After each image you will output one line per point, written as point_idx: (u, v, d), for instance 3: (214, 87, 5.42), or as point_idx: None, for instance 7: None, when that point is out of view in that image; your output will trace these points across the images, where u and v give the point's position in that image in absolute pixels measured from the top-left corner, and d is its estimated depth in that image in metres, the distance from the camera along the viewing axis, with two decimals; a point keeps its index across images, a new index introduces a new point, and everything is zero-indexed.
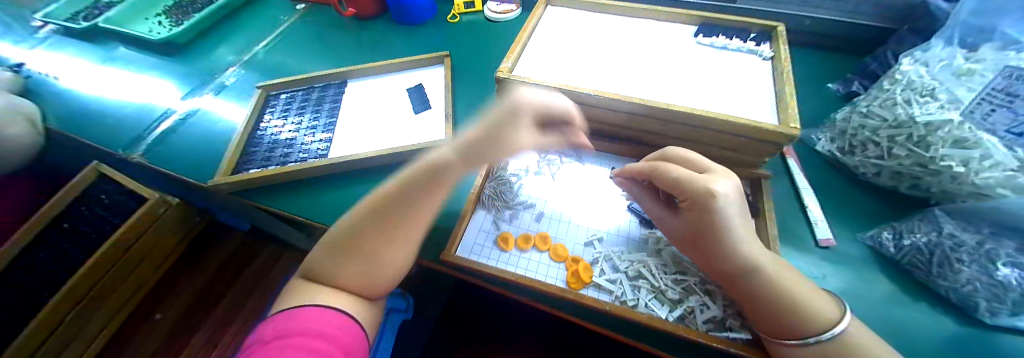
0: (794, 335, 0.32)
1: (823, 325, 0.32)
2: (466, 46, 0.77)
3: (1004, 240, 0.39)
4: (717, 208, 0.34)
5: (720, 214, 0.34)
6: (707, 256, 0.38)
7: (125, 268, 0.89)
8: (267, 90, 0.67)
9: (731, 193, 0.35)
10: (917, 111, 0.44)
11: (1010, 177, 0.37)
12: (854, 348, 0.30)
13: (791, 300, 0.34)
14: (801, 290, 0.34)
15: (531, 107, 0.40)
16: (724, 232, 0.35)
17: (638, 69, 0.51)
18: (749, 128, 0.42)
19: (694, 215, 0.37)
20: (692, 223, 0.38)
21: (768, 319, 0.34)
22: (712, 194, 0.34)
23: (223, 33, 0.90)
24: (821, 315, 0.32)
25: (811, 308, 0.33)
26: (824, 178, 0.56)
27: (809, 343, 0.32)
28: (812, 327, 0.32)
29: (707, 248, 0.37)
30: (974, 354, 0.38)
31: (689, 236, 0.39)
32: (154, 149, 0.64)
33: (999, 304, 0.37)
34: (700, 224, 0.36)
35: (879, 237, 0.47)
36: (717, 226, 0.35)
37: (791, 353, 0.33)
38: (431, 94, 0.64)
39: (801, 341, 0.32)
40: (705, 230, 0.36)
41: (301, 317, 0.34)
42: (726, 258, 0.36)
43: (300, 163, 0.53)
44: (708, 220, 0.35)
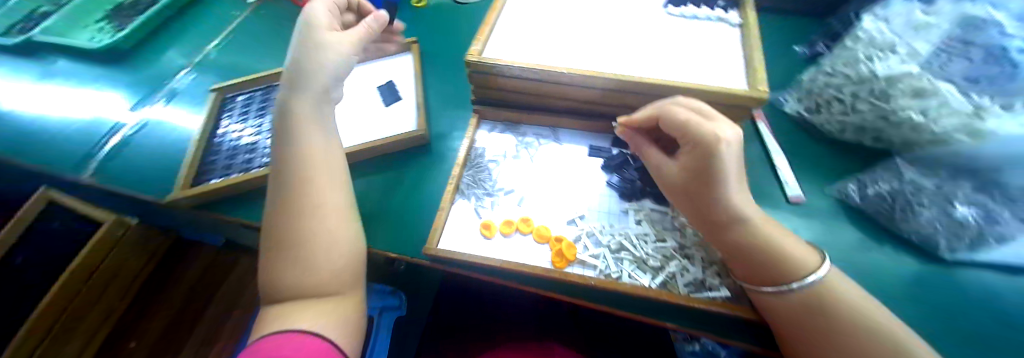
0: (772, 283, 0.34)
1: (803, 274, 0.33)
2: (434, 32, 0.74)
3: (961, 181, 0.41)
4: (721, 153, 0.34)
5: (722, 160, 0.34)
6: (698, 205, 0.38)
7: (88, 297, 0.83)
8: (223, 93, 0.63)
9: (735, 141, 0.34)
10: (879, 66, 0.45)
11: (967, 124, 0.38)
12: (830, 291, 0.32)
13: (774, 252, 0.35)
14: (785, 243, 0.35)
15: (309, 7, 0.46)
16: (721, 179, 0.35)
17: (609, 43, 0.50)
18: (720, 95, 0.42)
19: (695, 160, 0.37)
20: (691, 169, 0.38)
21: (753, 272, 0.35)
22: (717, 139, 0.34)
23: (172, 35, 0.84)
24: (803, 264, 0.34)
25: (793, 258, 0.34)
26: (792, 137, 0.58)
27: (791, 290, 0.33)
28: (793, 275, 0.33)
29: (701, 197, 0.37)
30: (934, 289, 0.41)
31: (683, 185, 0.39)
32: (107, 165, 0.60)
33: (957, 241, 0.41)
34: (700, 169, 0.36)
35: (845, 190, 0.50)
36: (716, 172, 0.35)
37: (770, 301, 0.34)
38: (402, 85, 0.62)
39: (781, 288, 0.33)
40: (702, 176, 0.36)
41: (269, 346, 0.28)
42: (717, 208, 0.36)
43: (264, 168, 0.51)
44: (709, 164, 0.35)
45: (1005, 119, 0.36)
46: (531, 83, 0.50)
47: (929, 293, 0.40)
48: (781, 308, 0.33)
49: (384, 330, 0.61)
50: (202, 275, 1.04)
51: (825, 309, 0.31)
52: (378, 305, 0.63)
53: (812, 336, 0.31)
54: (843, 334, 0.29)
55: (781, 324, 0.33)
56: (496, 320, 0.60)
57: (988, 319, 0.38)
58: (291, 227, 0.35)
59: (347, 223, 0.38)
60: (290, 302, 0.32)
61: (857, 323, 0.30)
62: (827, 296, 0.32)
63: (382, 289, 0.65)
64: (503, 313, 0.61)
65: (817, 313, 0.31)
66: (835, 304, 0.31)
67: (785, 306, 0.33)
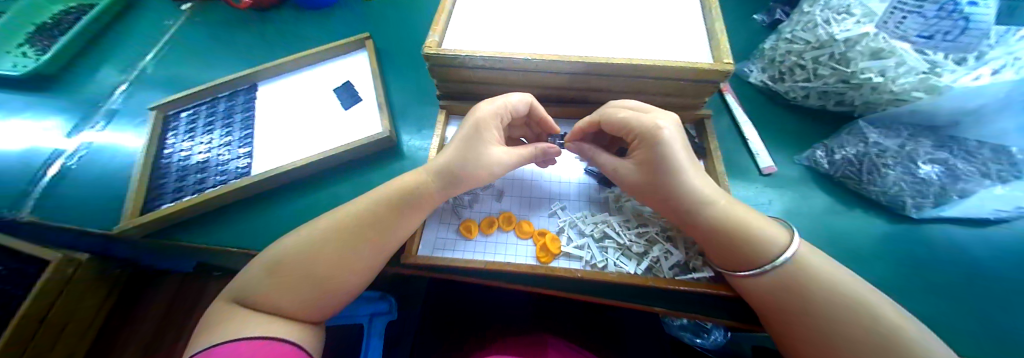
0: (748, 267, 0.34)
1: (774, 253, 0.33)
2: (390, 26, 0.70)
3: (920, 140, 0.44)
4: (664, 139, 0.37)
5: (667, 146, 0.36)
6: (662, 195, 0.38)
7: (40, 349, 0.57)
8: (163, 110, 0.59)
9: (673, 128, 0.38)
10: (837, 29, 0.45)
11: (923, 80, 0.39)
12: (803, 263, 0.32)
13: (744, 233, 0.35)
14: (755, 223, 0.35)
15: (496, 115, 0.41)
16: (675, 163, 0.36)
17: (571, 25, 0.48)
18: (686, 71, 0.41)
19: (644, 154, 0.38)
20: (642, 162, 0.39)
21: (728, 257, 0.35)
22: (656, 128, 0.37)
23: (105, 53, 0.76)
24: (773, 241, 0.34)
25: (763, 237, 0.34)
26: (759, 108, 0.58)
27: (767, 271, 0.33)
28: (766, 255, 0.33)
29: (662, 186, 0.37)
30: (896, 246, 0.43)
31: (642, 181, 0.39)
32: (46, 201, 0.55)
33: (922, 199, 0.42)
34: (650, 161, 0.37)
35: (814, 157, 0.50)
36: (667, 158, 0.36)
37: (746, 282, 0.34)
38: (361, 84, 0.58)
39: (761, 269, 0.33)
40: (655, 166, 0.37)
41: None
42: (681, 193, 0.37)
43: (218, 187, 0.48)
44: (657, 152, 0.37)
45: (960, 73, 0.37)
46: (497, 73, 0.47)
47: (892, 249, 0.43)
48: (762, 289, 0.33)
49: (376, 339, 0.54)
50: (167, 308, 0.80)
51: (800, 285, 0.31)
52: (366, 312, 0.56)
53: (789, 313, 0.31)
54: (817, 311, 0.30)
55: (759, 304, 0.34)
56: (486, 318, 0.60)
57: (941, 267, 0.42)
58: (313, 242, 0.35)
59: (367, 234, 0.37)
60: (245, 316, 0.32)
61: (829, 299, 0.30)
62: (799, 271, 0.32)
63: (371, 295, 0.58)
64: (492, 311, 0.61)
65: (792, 291, 0.31)
66: (808, 280, 0.31)
67: (762, 285, 0.33)
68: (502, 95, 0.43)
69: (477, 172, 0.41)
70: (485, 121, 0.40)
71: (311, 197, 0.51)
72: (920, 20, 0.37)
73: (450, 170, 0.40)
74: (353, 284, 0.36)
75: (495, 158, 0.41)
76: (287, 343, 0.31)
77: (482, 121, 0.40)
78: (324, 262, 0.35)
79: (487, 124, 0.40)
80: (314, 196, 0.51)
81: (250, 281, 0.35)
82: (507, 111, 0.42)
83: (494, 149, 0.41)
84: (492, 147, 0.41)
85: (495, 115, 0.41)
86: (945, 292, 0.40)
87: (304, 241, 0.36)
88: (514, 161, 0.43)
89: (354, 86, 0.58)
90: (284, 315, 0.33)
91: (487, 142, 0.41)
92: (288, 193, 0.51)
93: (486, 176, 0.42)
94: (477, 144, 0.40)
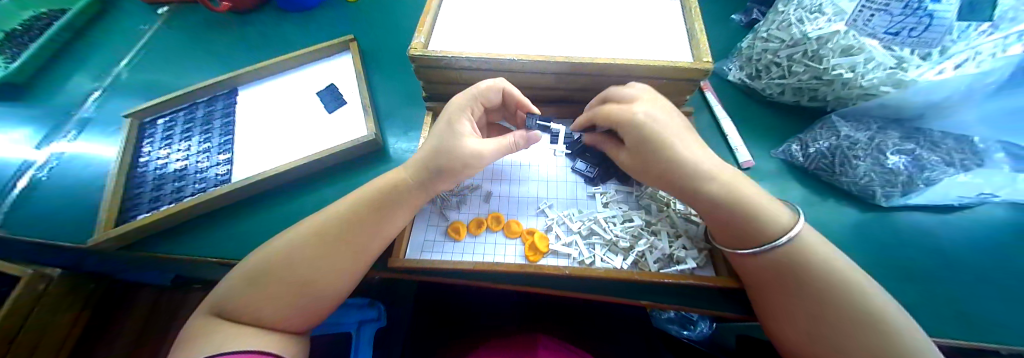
0: (752, 245, 0.35)
1: (778, 231, 0.34)
2: (374, 28, 0.70)
3: (889, 133, 0.46)
4: (639, 123, 0.38)
5: (644, 126, 0.38)
6: (659, 174, 0.39)
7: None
8: (139, 117, 0.57)
9: (648, 109, 0.39)
10: (809, 28, 0.48)
11: (890, 75, 0.42)
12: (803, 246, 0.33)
13: (750, 209, 0.35)
14: (765, 200, 0.36)
15: (466, 107, 0.42)
16: (657, 141, 0.38)
17: (554, 26, 0.49)
18: (666, 70, 0.42)
19: (630, 139, 0.40)
20: (632, 147, 0.40)
21: (730, 231, 0.36)
22: (630, 113, 0.39)
23: (76, 59, 0.74)
24: (782, 221, 0.35)
25: (770, 216, 0.35)
26: (738, 105, 0.60)
27: (770, 250, 0.34)
28: (773, 232, 0.34)
29: (657, 165, 0.39)
30: (869, 235, 0.45)
31: (640, 163, 0.40)
32: (17, 214, 0.53)
33: (891, 188, 0.44)
34: (638, 143, 0.39)
35: (789, 150, 0.52)
36: (648, 137, 0.38)
37: (747, 258, 0.36)
38: (345, 88, 0.58)
39: (763, 248, 0.34)
40: (643, 150, 0.39)
41: None
42: (675, 167, 0.38)
43: (197, 196, 0.47)
44: (638, 136, 0.39)
45: (924, 69, 0.39)
46: (481, 74, 0.47)
47: (865, 237, 0.45)
48: (761, 265, 0.34)
49: (366, 347, 0.54)
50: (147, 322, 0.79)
51: (794, 265, 0.32)
52: (355, 320, 0.55)
53: (777, 289, 0.33)
54: (806, 288, 0.31)
55: (754, 276, 0.35)
56: (475, 319, 0.60)
57: (911, 253, 0.44)
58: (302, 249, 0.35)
59: (356, 239, 0.37)
60: (229, 325, 0.32)
61: (820, 278, 0.31)
62: (799, 252, 0.33)
63: (359, 302, 0.57)
64: (482, 311, 0.61)
65: (786, 269, 0.33)
66: (806, 259, 0.32)
67: (763, 262, 0.34)
68: (472, 86, 0.43)
69: (453, 164, 0.39)
70: (455, 116, 0.41)
71: (296, 203, 0.50)
72: (887, 17, 0.40)
73: (428, 166, 0.40)
74: (342, 289, 0.36)
75: (470, 149, 0.39)
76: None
77: (452, 116, 0.41)
78: (310, 270, 0.34)
79: (458, 118, 0.41)
80: (299, 201, 0.50)
81: (233, 290, 0.34)
82: (476, 101, 0.42)
83: (469, 141, 0.40)
84: (464, 138, 0.40)
85: (465, 108, 0.41)
86: (915, 277, 0.42)
87: (288, 248, 0.36)
88: (494, 150, 0.41)
89: (338, 89, 0.57)
90: (271, 323, 0.32)
91: (461, 134, 0.40)
92: (271, 200, 0.50)
93: (465, 168, 0.40)
94: (451, 136, 0.40)
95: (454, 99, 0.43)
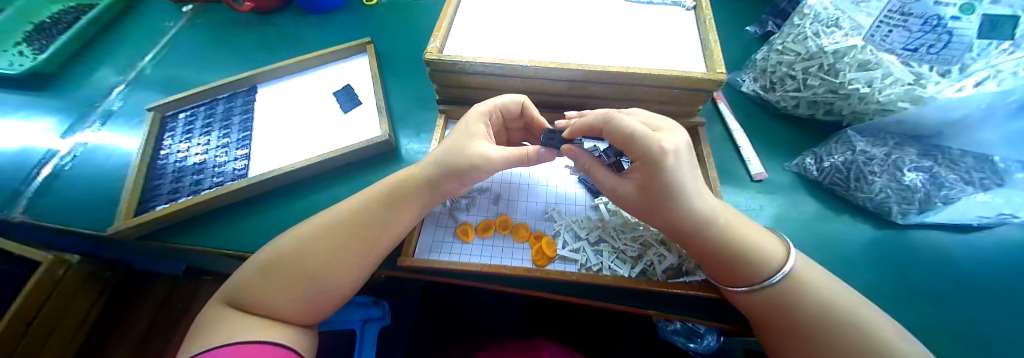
0: (746, 284, 0.35)
1: (770, 268, 0.34)
2: (390, 31, 0.71)
3: (907, 149, 0.45)
4: (669, 170, 0.32)
5: (672, 173, 0.33)
6: (659, 215, 0.37)
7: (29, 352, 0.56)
8: (161, 111, 0.59)
9: (681, 151, 0.33)
10: (826, 42, 0.47)
11: (908, 91, 0.41)
12: (797, 279, 0.33)
13: (741, 248, 0.35)
14: (752, 240, 0.35)
15: (484, 112, 0.42)
16: (676, 192, 0.34)
17: (569, 34, 0.49)
18: (680, 79, 0.42)
19: (645, 179, 0.35)
20: (643, 184, 0.36)
21: (722, 273, 0.36)
22: (664, 154, 0.32)
23: (102, 54, 0.76)
24: (768, 258, 0.34)
25: (760, 252, 0.35)
26: (751, 117, 0.59)
27: (766, 286, 0.33)
28: (763, 271, 0.34)
29: (661, 210, 0.36)
30: (885, 252, 0.44)
31: (642, 201, 0.37)
32: (41, 200, 0.55)
33: (908, 205, 0.44)
34: (654, 186, 0.34)
35: (803, 164, 0.51)
36: (669, 186, 0.33)
37: (740, 297, 0.35)
38: (360, 89, 0.59)
39: (757, 285, 0.34)
40: (653, 194, 0.35)
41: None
42: (680, 215, 0.36)
43: (214, 189, 0.48)
44: (657, 181, 0.34)
45: (944, 85, 0.39)
46: (496, 78, 0.47)
47: (881, 254, 0.44)
48: (757, 303, 0.34)
49: (370, 346, 0.54)
50: (158, 311, 0.80)
51: (789, 304, 0.32)
52: (360, 318, 0.55)
53: (783, 327, 0.32)
54: (807, 327, 0.31)
55: (759, 315, 0.34)
56: (479, 322, 0.60)
57: (927, 273, 0.43)
58: (317, 245, 0.36)
59: (368, 237, 0.37)
60: (242, 315, 0.32)
61: (821, 316, 0.30)
62: (792, 289, 0.33)
63: (364, 300, 0.57)
64: (486, 315, 0.61)
65: (784, 308, 0.32)
66: (804, 294, 0.32)
67: (757, 302, 0.34)
68: (493, 96, 0.45)
69: (463, 163, 0.39)
70: (474, 118, 0.42)
71: (308, 200, 0.51)
72: (906, 33, 0.39)
73: (442, 165, 0.40)
74: (352, 286, 0.37)
75: (479, 149, 0.39)
76: (281, 347, 0.31)
77: (469, 118, 0.42)
78: (323, 266, 0.35)
79: (475, 120, 0.42)
80: (311, 198, 0.51)
81: (246, 282, 0.35)
82: (496, 108, 0.43)
83: (481, 141, 0.40)
84: (477, 139, 0.40)
85: (483, 112, 0.42)
86: (931, 297, 0.41)
87: (300, 245, 0.36)
88: (501, 156, 0.40)
89: (353, 89, 0.58)
90: (282, 315, 0.33)
91: (475, 135, 0.41)
92: (284, 196, 0.51)
93: (473, 173, 0.40)
94: (465, 136, 0.41)
95: (477, 105, 0.44)
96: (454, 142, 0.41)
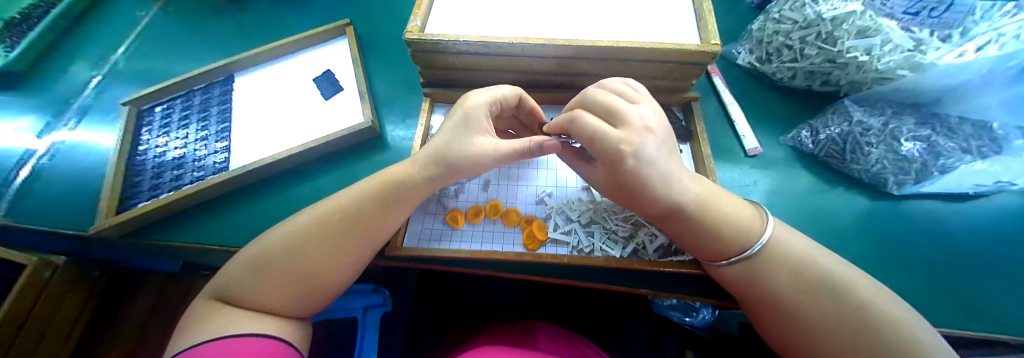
0: (724, 258, 0.34)
1: (749, 239, 0.33)
2: (372, 13, 0.68)
3: (904, 118, 0.45)
4: (630, 171, 0.32)
5: (633, 173, 0.32)
6: (631, 206, 0.37)
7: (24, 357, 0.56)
8: (137, 105, 0.57)
9: (646, 148, 0.31)
10: (824, 8, 0.45)
11: (908, 58, 0.40)
12: (779, 250, 0.32)
13: (720, 224, 0.34)
14: (730, 215, 0.35)
15: (486, 106, 0.39)
16: (641, 188, 0.33)
17: (555, 8, 0.47)
18: (673, 53, 0.41)
19: (610, 174, 0.34)
20: (610, 180, 0.36)
21: (700, 252, 0.36)
22: (621, 156, 0.31)
23: (74, 46, 0.73)
24: (741, 233, 0.34)
25: (741, 225, 0.34)
26: (747, 91, 0.57)
27: (748, 257, 0.33)
28: (736, 245, 0.33)
29: (631, 201, 0.36)
30: (882, 224, 0.44)
31: (613, 190, 0.37)
32: (21, 202, 0.53)
33: (905, 176, 0.43)
34: (618, 182, 0.34)
35: (798, 137, 0.50)
36: (632, 184, 0.33)
37: (723, 272, 0.35)
38: (342, 75, 0.57)
39: (735, 259, 0.33)
40: (620, 187, 0.35)
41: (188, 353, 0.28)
42: (649, 206, 0.35)
43: (195, 184, 0.47)
44: (620, 178, 0.33)
45: (944, 51, 0.38)
46: (481, 58, 0.45)
47: (876, 226, 0.44)
48: (738, 277, 0.33)
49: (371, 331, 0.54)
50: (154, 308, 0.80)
51: (766, 276, 0.31)
52: (360, 305, 0.55)
53: (763, 299, 0.32)
54: (787, 294, 0.30)
55: (741, 288, 0.34)
56: (476, 307, 0.60)
57: (921, 242, 0.43)
58: (301, 237, 0.35)
59: (351, 229, 0.36)
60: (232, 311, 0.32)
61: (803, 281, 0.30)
62: (773, 259, 0.32)
63: (363, 288, 0.57)
64: (483, 300, 0.61)
65: (765, 278, 0.32)
66: (783, 263, 0.31)
67: (729, 275, 0.34)
68: (492, 86, 0.41)
69: (461, 162, 0.38)
70: (474, 109, 0.38)
71: (295, 191, 0.50)
72: None
73: (439, 158, 0.38)
74: (337, 276, 0.36)
75: (480, 149, 0.37)
76: (272, 339, 0.30)
77: (470, 110, 0.38)
78: (308, 259, 0.34)
79: (478, 113, 0.38)
80: (298, 189, 0.50)
81: (232, 277, 0.34)
82: (496, 101, 0.40)
83: (483, 138, 0.38)
84: (478, 135, 0.38)
85: (485, 104, 0.39)
86: (925, 267, 0.41)
87: (287, 238, 0.35)
88: (501, 153, 0.38)
89: (334, 74, 0.56)
90: (272, 309, 0.32)
91: (476, 130, 0.38)
92: (268, 188, 0.50)
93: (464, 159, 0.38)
94: (465, 132, 0.38)
95: (476, 95, 0.40)
96: (454, 137, 0.38)
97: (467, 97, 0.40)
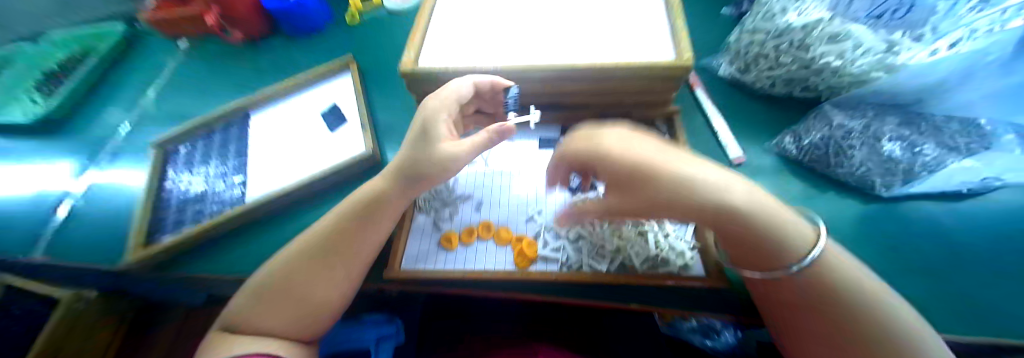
0: (767, 271, 0.31)
1: (802, 251, 0.29)
2: (374, 47, 0.73)
3: (887, 118, 0.45)
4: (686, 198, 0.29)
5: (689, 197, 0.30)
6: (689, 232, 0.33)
7: None
8: (163, 146, 0.62)
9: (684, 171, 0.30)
10: (794, 17, 0.48)
11: (880, 60, 0.41)
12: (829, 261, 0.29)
13: (768, 237, 0.30)
14: (783, 226, 0.30)
15: (441, 109, 0.40)
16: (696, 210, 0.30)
17: (538, 35, 0.51)
18: (649, 70, 0.43)
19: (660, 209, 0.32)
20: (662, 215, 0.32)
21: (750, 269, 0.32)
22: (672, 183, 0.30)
23: (106, 94, 0.80)
24: (792, 245, 0.29)
25: (793, 236, 0.30)
26: (730, 100, 0.60)
27: (793, 273, 0.29)
28: (783, 260, 0.30)
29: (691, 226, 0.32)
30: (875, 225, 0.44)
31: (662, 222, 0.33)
32: (59, 240, 0.58)
33: (890, 176, 0.43)
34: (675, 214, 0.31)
35: (782, 144, 0.53)
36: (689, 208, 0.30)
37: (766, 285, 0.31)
38: (347, 108, 0.61)
39: (783, 273, 0.30)
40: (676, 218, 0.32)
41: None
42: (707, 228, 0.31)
43: (214, 217, 0.51)
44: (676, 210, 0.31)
45: (917, 50, 0.38)
46: None
47: (869, 228, 0.44)
48: (785, 291, 0.30)
49: None
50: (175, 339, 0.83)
51: (813, 291, 0.28)
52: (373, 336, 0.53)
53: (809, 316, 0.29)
54: (839, 312, 0.27)
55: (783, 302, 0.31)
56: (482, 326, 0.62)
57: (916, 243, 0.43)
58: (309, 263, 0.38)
59: (356, 252, 0.39)
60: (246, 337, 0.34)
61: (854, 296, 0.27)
62: (823, 273, 0.28)
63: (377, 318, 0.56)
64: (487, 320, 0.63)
65: (817, 293, 0.28)
66: (830, 278, 0.28)
67: (773, 288, 0.31)
68: (446, 86, 0.43)
69: (429, 169, 0.39)
70: (431, 116, 0.40)
71: (304, 220, 0.53)
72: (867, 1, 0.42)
73: (406, 170, 0.40)
74: (339, 299, 0.38)
75: (443, 152, 0.38)
76: None
77: (426, 117, 0.40)
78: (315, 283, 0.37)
79: (433, 119, 0.40)
80: (308, 218, 0.53)
81: (247, 304, 0.37)
82: (453, 100, 0.41)
83: (444, 141, 0.39)
84: (438, 140, 0.39)
85: (439, 108, 0.40)
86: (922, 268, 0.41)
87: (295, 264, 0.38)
88: (467, 150, 0.39)
89: (340, 108, 0.60)
90: (281, 334, 0.35)
91: (435, 135, 0.39)
92: (280, 218, 0.53)
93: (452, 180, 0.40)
94: (425, 140, 0.40)
95: (430, 101, 0.41)
96: (416, 148, 0.40)
97: (423, 104, 0.42)
